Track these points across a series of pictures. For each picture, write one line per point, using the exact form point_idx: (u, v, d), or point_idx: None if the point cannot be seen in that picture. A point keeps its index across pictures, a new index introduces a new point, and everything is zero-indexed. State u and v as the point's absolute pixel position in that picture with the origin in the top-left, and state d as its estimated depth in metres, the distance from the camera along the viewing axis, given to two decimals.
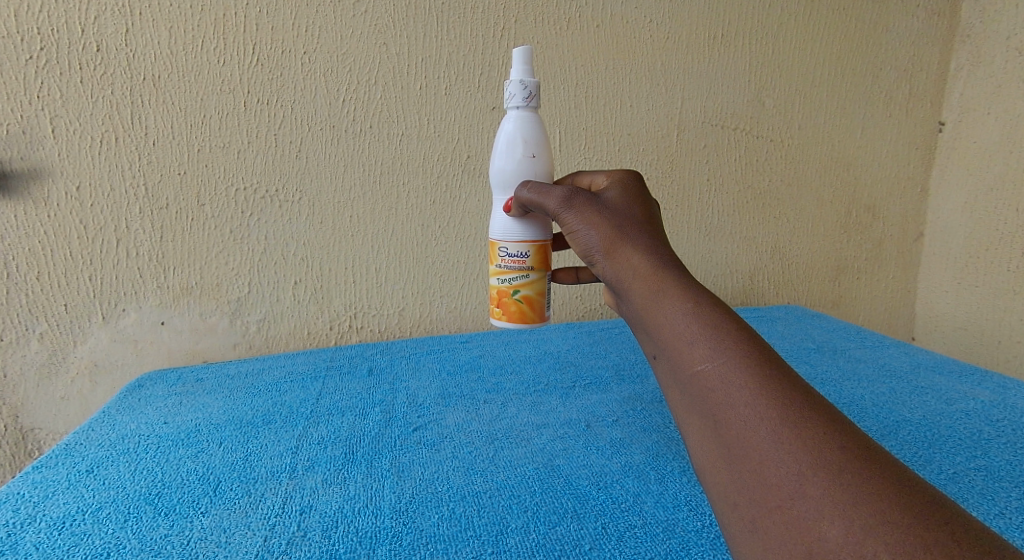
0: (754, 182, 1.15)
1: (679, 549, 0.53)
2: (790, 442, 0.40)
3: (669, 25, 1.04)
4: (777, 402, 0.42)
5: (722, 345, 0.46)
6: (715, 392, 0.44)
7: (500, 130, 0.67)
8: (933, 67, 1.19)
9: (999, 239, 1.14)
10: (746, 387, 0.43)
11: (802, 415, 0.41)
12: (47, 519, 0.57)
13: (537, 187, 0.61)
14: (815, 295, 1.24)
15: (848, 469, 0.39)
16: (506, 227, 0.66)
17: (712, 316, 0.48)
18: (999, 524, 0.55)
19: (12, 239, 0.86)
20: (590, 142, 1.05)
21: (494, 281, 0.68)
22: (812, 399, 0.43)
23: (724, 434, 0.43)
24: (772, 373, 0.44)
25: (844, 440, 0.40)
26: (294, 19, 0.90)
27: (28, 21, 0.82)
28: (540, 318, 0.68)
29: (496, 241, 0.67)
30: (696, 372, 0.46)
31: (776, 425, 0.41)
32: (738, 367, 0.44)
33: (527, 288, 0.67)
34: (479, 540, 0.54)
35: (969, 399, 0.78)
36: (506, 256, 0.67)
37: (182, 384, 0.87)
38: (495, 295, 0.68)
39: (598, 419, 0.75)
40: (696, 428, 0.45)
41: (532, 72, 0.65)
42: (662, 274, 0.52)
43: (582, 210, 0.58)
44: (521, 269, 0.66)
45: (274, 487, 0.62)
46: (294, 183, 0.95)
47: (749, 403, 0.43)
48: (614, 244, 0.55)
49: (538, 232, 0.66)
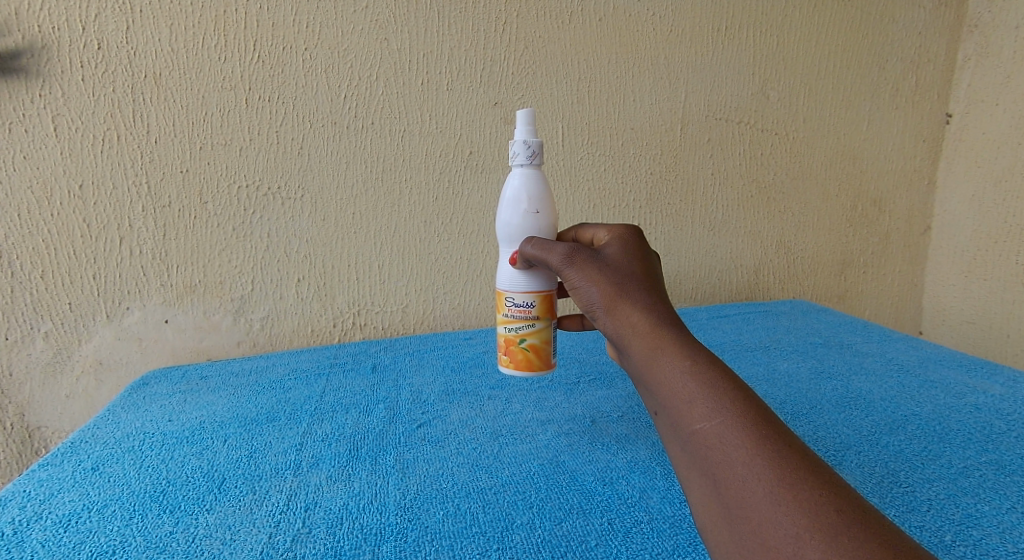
0: (758, 176, 1.14)
1: (686, 544, 0.53)
2: (787, 505, 0.42)
3: (673, 17, 1.04)
4: (772, 463, 0.44)
5: (719, 405, 0.47)
6: (715, 451, 0.46)
7: (505, 185, 0.67)
8: (940, 57, 1.18)
9: (1009, 232, 1.13)
10: (743, 446, 0.45)
11: (798, 476, 0.43)
12: (53, 516, 0.57)
13: (541, 243, 0.61)
14: (821, 290, 1.23)
15: (843, 534, 0.41)
16: (512, 278, 0.65)
17: (709, 374, 0.49)
18: (1009, 519, 0.55)
19: (16, 238, 0.86)
20: (593, 136, 1.04)
21: (501, 329, 0.68)
22: (806, 459, 0.45)
23: (724, 493, 0.44)
24: (766, 433, 0.46)
25: (840, 502, 0.42)
26: (294, 15, 0.90)
27: (30, 19, 0.82)
28: (547, 366, 0.67)
29: (502, 291, 0.66)
30: (696, 431, 0.47)
31: (772, 486, 0.43)
32: (735, 427, 0.46)
33: (533, 337, 0.66)
34: (485, 537, 0.54)
35: (979, 392, 0.78)
36: (513, 306, 0.66)
37: (186, 382, 0.87)
38: (502, 342, 0.68)
39: (603, 414, 0.74)
40: (695, 485, 0.46)
41: (536, 131, 0.65)
42: (661, 331, 0.53)
43: (583, 267, 0.58)
44: (528, 318, 0.66)
45: (278, 485, 0.61)
46: (296, 180, 0.94)
47: (746, 462, 0.44)
48: (614, 301, 0.55)
49: (544, 282, 0.66)
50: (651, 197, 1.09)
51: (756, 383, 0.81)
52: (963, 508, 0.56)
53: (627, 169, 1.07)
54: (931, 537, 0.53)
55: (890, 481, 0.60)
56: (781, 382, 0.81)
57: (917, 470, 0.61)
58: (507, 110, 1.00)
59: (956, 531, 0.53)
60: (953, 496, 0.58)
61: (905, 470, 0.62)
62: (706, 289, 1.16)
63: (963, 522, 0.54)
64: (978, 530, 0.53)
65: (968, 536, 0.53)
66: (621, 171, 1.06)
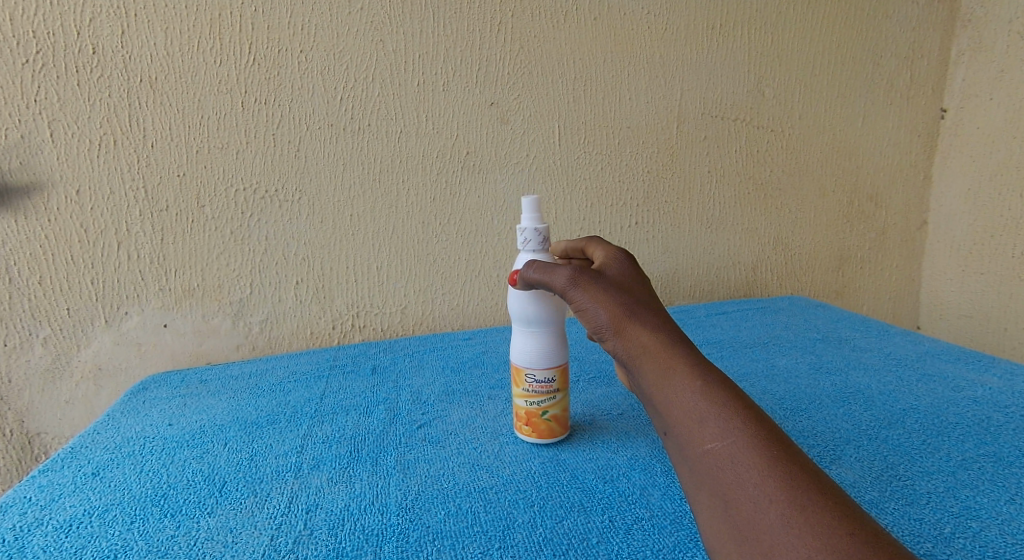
0: (755, 172, 1.14)
1: (687, 540, 0.53)
2: (798, 526, 0.42)
3: (667, 16, 1.04)
4: (784, 486, 0.44)
5: (730, 425, 0.48)
6: (726, 473, 0.46)
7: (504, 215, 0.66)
8: (934, 52, 1.18)
9: (1004, 225, 1.14)
10: (754, 468, 0.45)
11: (808, 498, 0.43)
12: (53, 522, 0.57)
13: (541, 266, 0.60)
14: (818, 285, 1.23)
15: (854, 555, 0.40)
16: (532, 356, 0.63)
17: (719, 395, 0.49)
18: (1008, 510, 0.55)
19: (13, 245, 0.86)
20: (590, 136, 1.04)
21: (518, 400, 0.66)
22: (817, 481, 0.45)
23: (736, 515, 0.44)
24: (778, 455, 0.46)
25: (851, 526, 0.42)
26: (289, 18, 0.90)
27: (24, 25, 0.81)
28: (566, 426, 0.68)
29: (521, 367, 0.64)
30: (707, 452, 0.47)
31: (783, 508, 0.43)
32: (746, 448, 0.46)
33: (555, 408, 0.65)
34: (486, 536, 0.54)
35: (977, 385, 0.78)
36: (534, 382, 0.64)
37: (185, 386, 0.87)
38: (522, 413, 0.66)
39: (603, 412, 0.74)
40: (706, 506, 0.46)
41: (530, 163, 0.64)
42: (670, 351, 0.53)
43: (589, 288, 0.57)
44: (549, 392, 0.64)
45: (280, 486, 0.62)
46: (293, 183, 0.94)
47: (758, 485, 0.45)
48: (623, 322, 0.55)
49: (561, 354, 0.63)
50: (648, 196, 1.09)
51: (754, 378, 0.82)
52: (962, 500, 0.56)
53: (624, 167, 1.07)
54: (931, 529, 0.53)
55: (890, 475, 0.60)
56: (780, 378, 0.81)
57: (916, 463, 0.62)
58: (503, 110, 1.00)
59: (956, 523, 0.54)
60: (953, 488, 0.58)
61: (904, 463, 0.62)
62: (705, 286, 1.17)
63: (962, 514, 0.55)
64: (977, 521, 0.54)
65: (967, 528, 0.53)
66: (618, 169, 1.07)
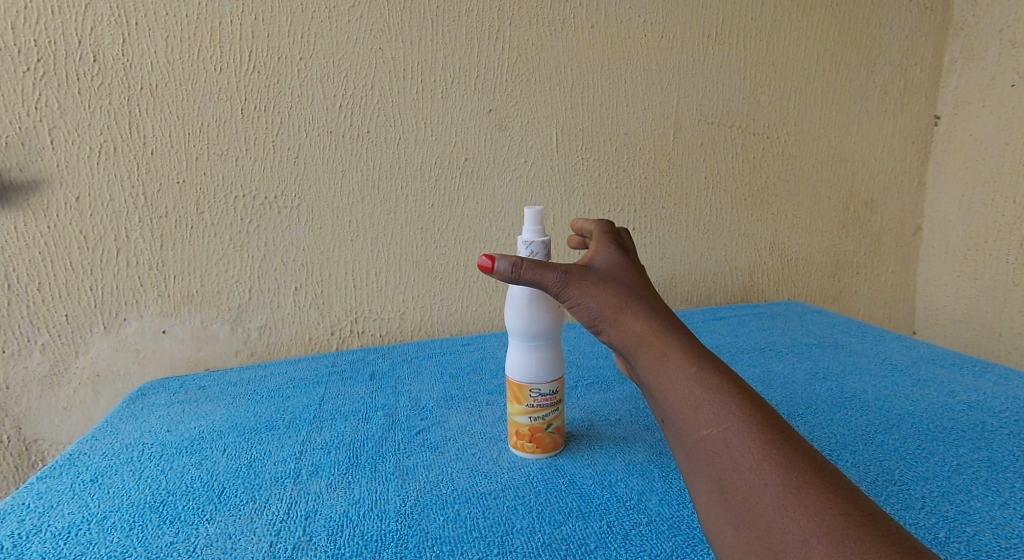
0: (751, 178, 1.15)
1: (684, 545, 0.53)
2: (794, 509, 0.42)
3: (664, 24, 1.05)
4: (779, 469, 0.44)
5: (725, 411, 0.48)
6: (721, 457, 0.46)
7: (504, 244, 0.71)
8: (927, 60, 1.20)
9: (998, 231, 1.15)
10: (749, 452, 0.46)
11: (803, 480, 0.44)
12: (52, 529, 0.57)
13: (531, 264, 0.56)
14: (815, 290, 1.24)
15: (850, 538, 0.40)
16: (535, 370, 0.61)
17: (714, 381, 0.50)
18: (1002, 515, 0.55)
19: (13, 251, 0.86)
20: (587, 143, 1.05)
21: (521, 418, 0.64)
22: (813, 464, 0.45)
23: (732, 499, 0.45)
24: (774, 438, 0.46)
25: (847, 508, 0.42)
26: (289, 26, 0.90)
27: (26, 33, 0.82)
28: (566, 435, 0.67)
29: (524, 384, 0.62)
30: (703, 438, 0.48)
31: (779, 491, 0.44)
32: (741, 432, 0.47)
33: (558, 419, 0.65)
34: (485, 542, 0.54)
35: (971, 391, 0.78)
36: (539, 396, 0.62)
37: (184, 392, 0.87)
38: (525, 431, 0.64)
39: (600, 418, 0.74)
40: (703, 492, 0.47)
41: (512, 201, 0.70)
42: (665, 339, 0.53)
43: (581, 283, 0.57)
44: (553, 404, 0.63)
45: (279, 492, 0.62)
46: (292, 189, 0.95)
47: (754, 469, 0.45)
48: (617, 313, 0.55)
49: (560, 364, 0.63)
50: (645, 202, 1.10)
51: (751, 384, 0.82)
52: (957, 505, 0.57)
53: (621, 174, 1.08)
54: (926, 533, 0.53)
55: (885, 479, 0.61)
56: (776, 383, 0.82)
57: (912, 468, 0.62)
58: (502, 117, 1.00)
59: (950, 527, 0.54)
60: (947, 493, 0.58)
61: (900, 468, 0.62)
62: (702, 292, 1.17)
63: (957, 519, 0.55)
64: (972, 526, 0.54)
65: (962, 533, 0.53)
66: (615, 176, 1.07)
